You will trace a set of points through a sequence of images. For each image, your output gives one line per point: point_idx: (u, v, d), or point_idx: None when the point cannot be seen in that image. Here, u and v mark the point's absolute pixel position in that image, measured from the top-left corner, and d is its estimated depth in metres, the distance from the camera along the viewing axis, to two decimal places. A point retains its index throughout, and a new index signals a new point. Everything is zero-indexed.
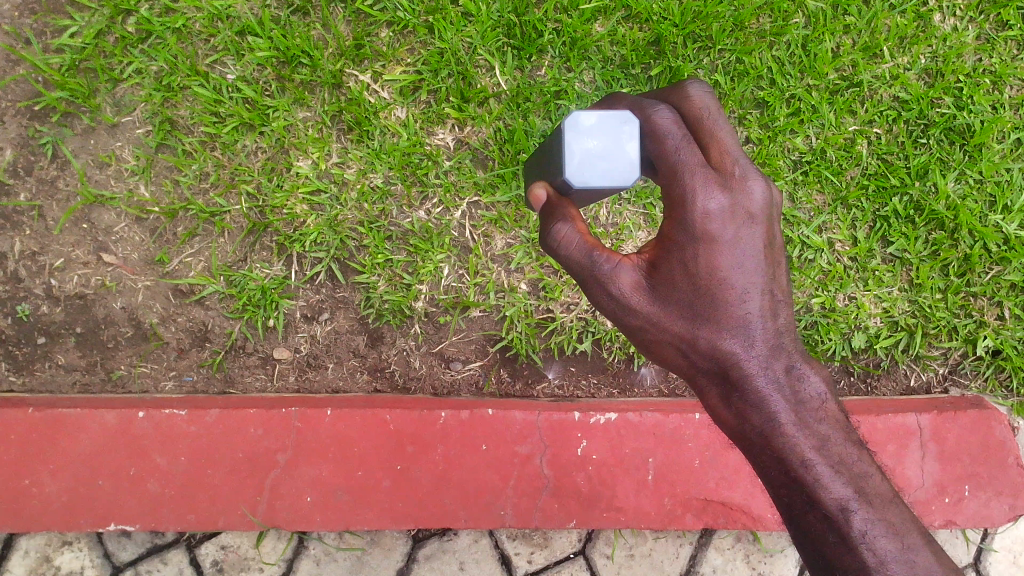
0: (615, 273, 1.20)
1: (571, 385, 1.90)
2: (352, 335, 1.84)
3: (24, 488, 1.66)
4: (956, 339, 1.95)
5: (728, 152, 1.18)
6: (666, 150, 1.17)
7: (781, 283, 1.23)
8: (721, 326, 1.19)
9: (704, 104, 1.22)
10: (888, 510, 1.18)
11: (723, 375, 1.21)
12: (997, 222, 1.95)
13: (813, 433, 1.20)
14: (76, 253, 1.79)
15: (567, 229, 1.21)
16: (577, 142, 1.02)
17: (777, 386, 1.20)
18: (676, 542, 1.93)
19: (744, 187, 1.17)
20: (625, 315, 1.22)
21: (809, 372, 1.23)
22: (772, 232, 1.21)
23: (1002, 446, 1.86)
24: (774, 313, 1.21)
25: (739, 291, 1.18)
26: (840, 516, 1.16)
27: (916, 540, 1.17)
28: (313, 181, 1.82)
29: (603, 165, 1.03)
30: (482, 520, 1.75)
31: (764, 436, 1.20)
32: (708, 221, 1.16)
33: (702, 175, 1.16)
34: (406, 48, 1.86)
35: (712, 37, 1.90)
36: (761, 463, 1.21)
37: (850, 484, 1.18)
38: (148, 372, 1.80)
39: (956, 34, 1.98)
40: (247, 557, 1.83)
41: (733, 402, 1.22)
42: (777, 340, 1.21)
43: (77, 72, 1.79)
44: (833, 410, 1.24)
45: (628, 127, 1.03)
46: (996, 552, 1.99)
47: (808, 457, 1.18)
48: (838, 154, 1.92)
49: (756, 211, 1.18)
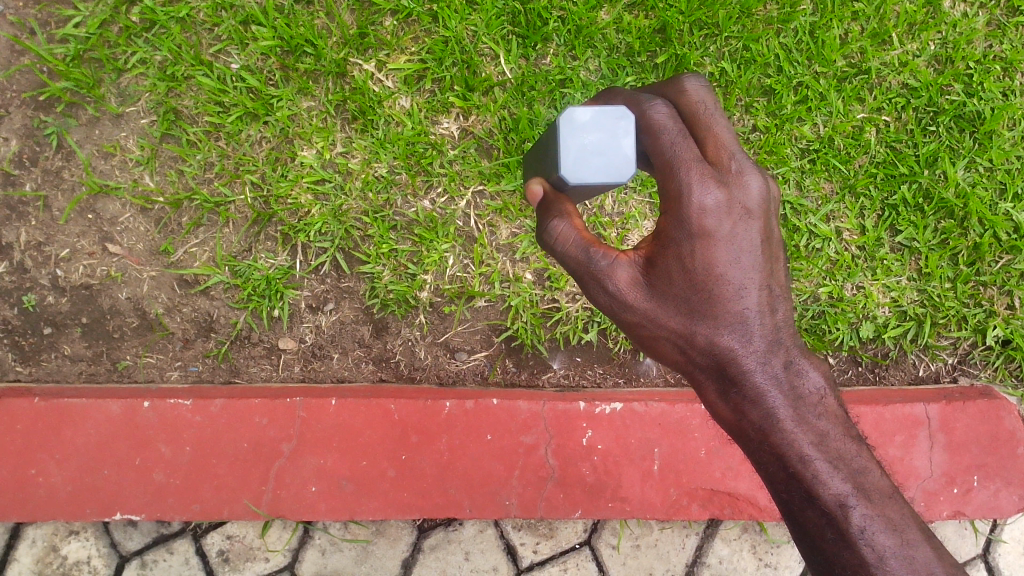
0: (612, 269, 1.20)
1: (577, 375, 1.89)
2: (357, 326, 1.84)
3: (29, 478, 1.67)
4: (966, 329, 1.93)
5: (724, 147, 1.16)
6: (660, 145, 1.16)
7: (779, 278, 1.22)
8: (718, 321, 1.17)
9: (700, 99, 1.20)
10: (888, 505, 1.17)
11: (721, 369, 1.19)
12: (1007, 210, 1.93)
13: (812, 428, 1.18)
14: (82, 244, 1.79)
15: (564, 225, 1.22)
16: (573, 138, 1.00)
17: (776, 381, 1.18)
18: (681, 533, 1.92)
19: (740, 182, 1.16)
20: (622, 310, 1.21)
21: (808, 366, 1.21)
22: (770, 227, 1.19)
23: (1012, 436, 1.85)
24: (772, 309, 1.20)
25: (736, 286, 1.17)
26: (839, 511, 1.15)
27: (915, 535, 1.16)
28: (317, 170, 1.82)
29: (599, 160, 1.02)
30: (486, 510, 1.75)
31: (762, 432, 1.18)
32: (704, 216, 1.14)
33: (697, 170, 1.14)
34: (410, 37, 1.85)
35: (720, 24, 1.89)
36: (761, 457, 1.20)
37: (849, 479, 1.16)
38: (153, 363, 1.80)
39: (966, 20, 1.95)
40: (251, 547, 1.83)
41: (731, 396, 1.20)
42: (776, 335, 1.19)
43: (81, 62, 1.79)
44: (833, 404, 1.22)
45: (624, 122, 1.01)
46: (1005, 544, 1.98)
47: (807, 452, 1.17)
48: (846, 141, 1.90)
49: (753, 206, 1.17)
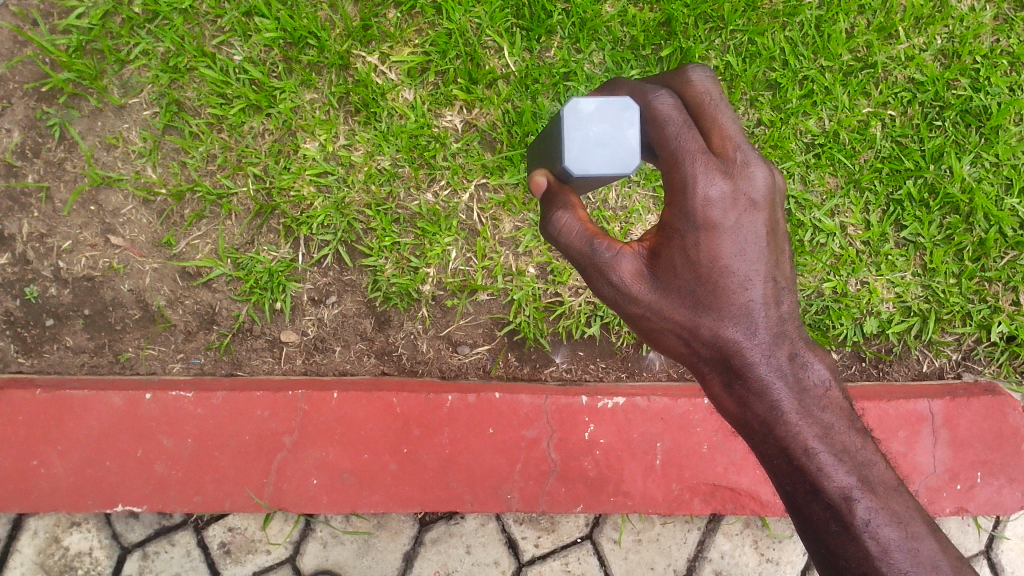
0: (616, 261, 1.19)
1: (579, 369, 1.88)
2: (360, 318, 1.84)
3: (31, 469, 1.67)
4: (970, 324, 1.92)
5: (729, 138, 1.16)
6: (666, 135, 1.15)
7: (784, 270, 1.21)
8: (723, 313, 1.17)
9: (706, 90, 1.19)
10: (892, 498, 1.16)
11: (725, 362, 1.19)
12: (1013, 206, 1.92)
13: (816, 421, 1.17)
14: (84, 235, 1.78)
15: (568, 217, 1.21)
16: (576, 128, 1.00)
17: (780, 374, 1.18)
18: (683, 527, 1.92)
19: (746, 173, 1.15)
20: (626, 303, 1.20)
21: (813, 359, 1.20)
22: (775, 219, 1.19)
23: (1016, 432, 1.84)
24: (777, 301, 1.19)
25: (741, 278, 1.16)
26: (843, 504, 1.14)
27: (919, 528, 1.15)
28: (320, 163, 1.81)
29: (603, 151, 1.01)
30: (488, 503, 1.75)
31: (766, 425, 1.17)
32: (709, 208, 1.14)
33: (703, 161, 1.14)
34: (414, 30, 1.85)
35: (724, 17, 1.88)
36: (764, 450, 1.19)
37: (853, 472, 1.16)
38: (155, 355, 1.80)
39: (973, 15, 1.94)
40: (253, 539, 1.83)
41: (735, 389, 1.20)
42: (779, 328, 1.19)
43: (83, 53, 1.78)
44: (837, 397, 1.21)
45: (629, 112, 1.00)
46: (1008, 540, 1.97)
47: (811, 445, 1.16)
48: (851, 136, 1.89)
49: (758, 197, 1.16)
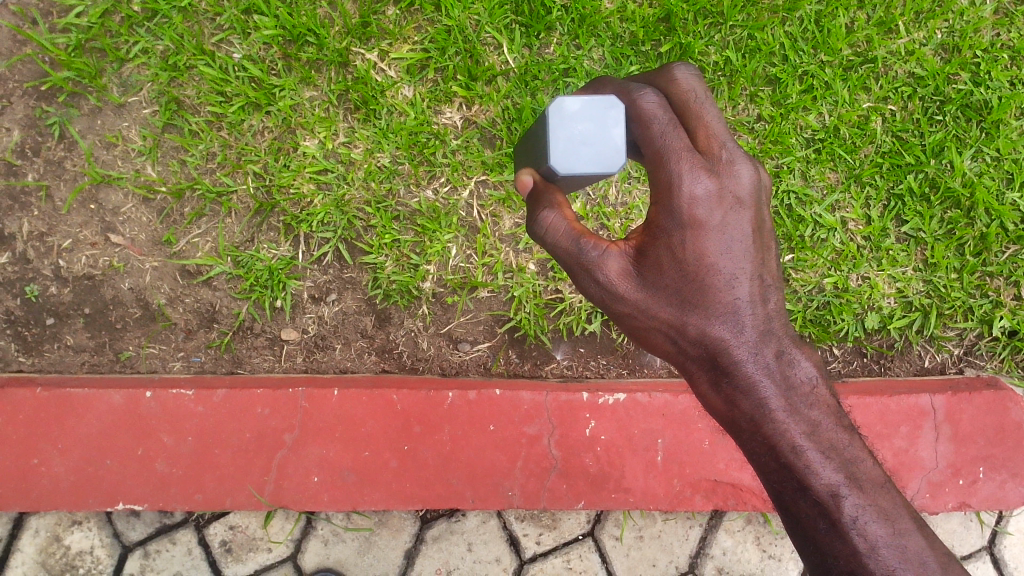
0: (603, 260, 1.19)
1: (579, 365, 1.88)
2: (360, 316, 1.83)
3: (32, 468, 1.67)
4: (972, 320, 1.92)
5: (715, 136, 1.15)
6: (651, 134, 1.14)
7: (771, 268, 1.21)
8: (710, 312, 1.16)
9: (691, 88, 1.18)
10: (881, 495, 1.16)
11: (712, 360, 1.19)
12: (1014, 200, 1.91)
13: (804, 418, 1.17)
14: (84, 234, 1.78)
15: (554, 216, 1.20)
16: (562, 128, 0.99)
17: (767, 372, 1.17)
18: (685, 524, 1.91)
19: (731, 171, 1.15)
20: (613, 301, 1.20)
21: (800, 356, 1.20)
22: (761, 217, 1.19)
23: (1018, 426, 1.83)
24: (764, 298, 1.19)
25: (728, 276, 1.16)
26: (831, 502, 1.13)
27: (907, 525, 1.15)
28: (320, 160, 1.81)
29: (589, 150, 1.00)
30: (489, 500, 1.74)
31: (754, 423, 1.17)
32: (694, 206, 1.14)
33: (688, 160, 1.13)
34: (413, 26, 1.85)
35: (724, 13, 1.88)
36: (753, 448, 1.19)
37: (841, 469, 1.15)
38: (155, 353, 1.80)
39: (973, 9, 1.94)
40: (254, 537, 1.83)
41: (723, 388, 1.19)
42: (767, 326, 1.19)
43: (83, 52, 1.78)
44: (825, 394, 1.20)
45: (614, 111, 1.00)
46: (1011, 535, 1.97)
47: (799, 443, 1.15)
48: (851, 131, 1.89)
49: (744, 195, 1.16)
